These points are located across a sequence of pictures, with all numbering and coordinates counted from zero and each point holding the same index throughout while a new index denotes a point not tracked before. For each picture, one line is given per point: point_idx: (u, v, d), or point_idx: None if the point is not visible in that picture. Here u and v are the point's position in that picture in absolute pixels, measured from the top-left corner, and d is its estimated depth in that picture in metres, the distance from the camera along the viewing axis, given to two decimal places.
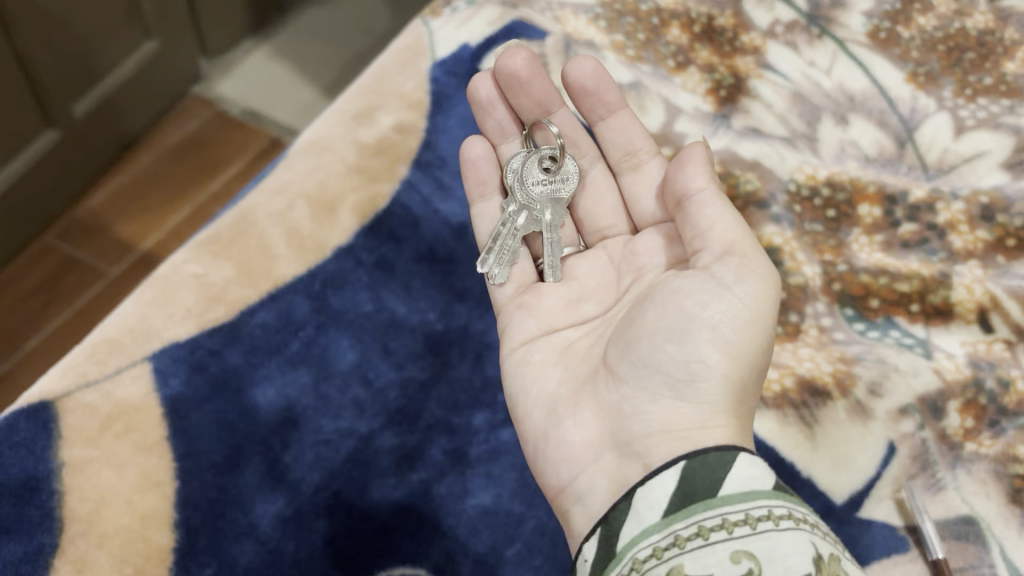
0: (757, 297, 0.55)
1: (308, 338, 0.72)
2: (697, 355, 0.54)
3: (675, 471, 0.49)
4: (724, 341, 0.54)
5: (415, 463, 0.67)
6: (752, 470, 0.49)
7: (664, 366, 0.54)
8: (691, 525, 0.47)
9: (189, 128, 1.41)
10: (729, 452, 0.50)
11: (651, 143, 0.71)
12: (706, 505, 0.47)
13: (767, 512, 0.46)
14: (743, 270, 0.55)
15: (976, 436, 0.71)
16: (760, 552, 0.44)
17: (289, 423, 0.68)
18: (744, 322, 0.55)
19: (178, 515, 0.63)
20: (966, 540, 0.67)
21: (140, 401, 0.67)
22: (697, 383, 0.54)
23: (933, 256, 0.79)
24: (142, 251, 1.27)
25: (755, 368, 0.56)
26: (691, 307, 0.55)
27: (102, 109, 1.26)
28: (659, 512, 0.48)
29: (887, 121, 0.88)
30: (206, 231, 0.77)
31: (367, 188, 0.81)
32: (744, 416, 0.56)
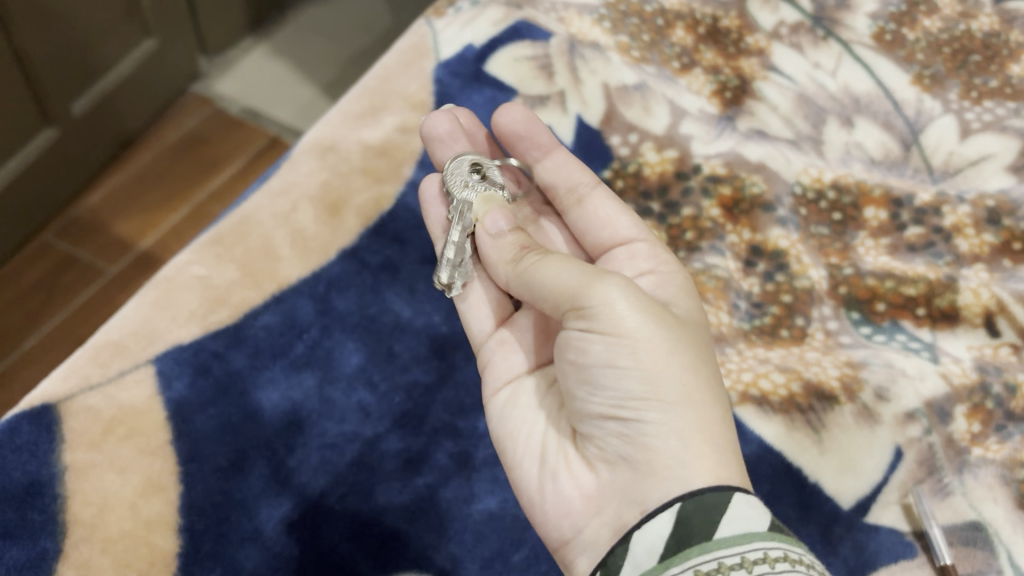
0: (635, 321, 0.51)
1: (313, 340, 0.72)
2: (625, 398, 0.50)
3: (671, 513, 0.46)
4: (642, 370, 0.50)
5: (421, 467, 0.67)
6: (748, 511, 0.46)
7: (608, 420, 0.51)
8: (687, 569, 0.44)
9: (188, 125, 1.41)
10: (724, 493, 0.47)
11: (589, 174, 0.70)
12: (701, 549, 0.44)
13: (762, 555, 0.44)
14: (607, 305, 0.51)
15: (983, 440, 0.71)
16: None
17: (294, 428, 0.67)
18: (640, 344, 0.51)
19: (182, 520, 0.62)
20: (974, 545, 0.66)
21: (143, 404, 0.66)
22: (645, 419, 0.50)
23: (939, 259, 0.79)
24: (141, 251, 1.26)
25: (694, 370, 0.52)
26: (597, 357, 0.51)
27: (100, 108, 1.25)
28: (656, 557, 0.45)
29: (893, 123, 0.88)
30: (210, 232, 0.77)
31: (372, 190, 0.81)
32: (717, 421, 0.51)
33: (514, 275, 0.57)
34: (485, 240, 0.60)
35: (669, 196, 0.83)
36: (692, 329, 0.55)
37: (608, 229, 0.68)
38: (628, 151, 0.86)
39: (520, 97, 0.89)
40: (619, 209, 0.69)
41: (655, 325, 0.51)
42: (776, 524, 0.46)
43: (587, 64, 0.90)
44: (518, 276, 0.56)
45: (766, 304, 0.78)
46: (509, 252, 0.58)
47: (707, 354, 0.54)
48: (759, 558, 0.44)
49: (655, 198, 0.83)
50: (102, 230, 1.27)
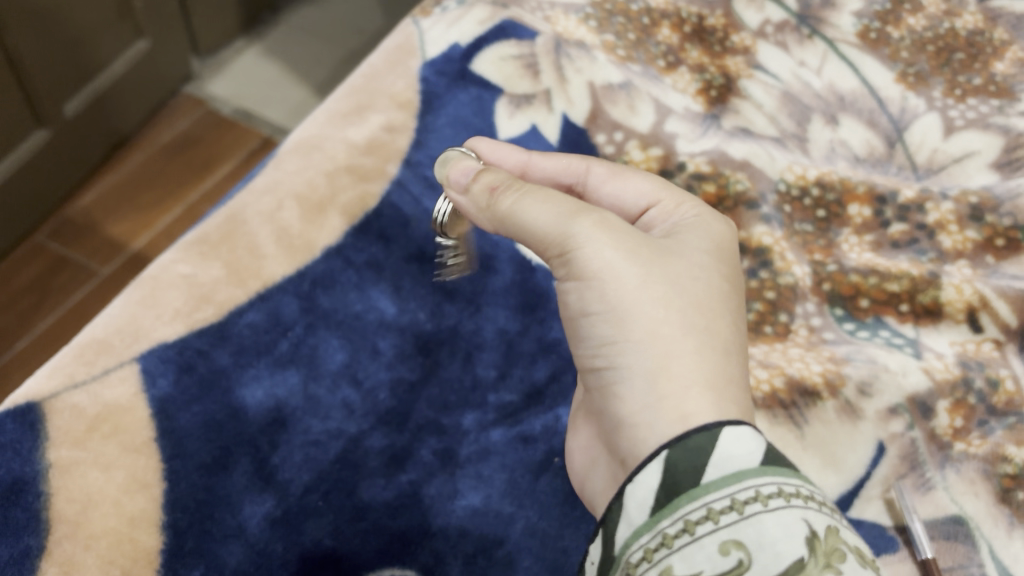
0: (607, 257, 0.52)
1: (297, 338, 0.72)
2: (601, 343, 0.52)
3: (658, 463, 0.45)
4: (613, 313, 0.51)
5: (405, 463, 0.67)
6: (737, 450, 0.44)
7: (595, 368, 0.54)
8: (677, 520, 0.43)
9: (180, 127, 1.41)
10: (710, 432, 0.45)
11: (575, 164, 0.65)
12: (690, 496, 0.43)
13: (753, 495, 0.43)
14: (576, 246, 0.52)
15: (965, 435, 0.71)
16: (746, 539, 0.41)
17: (278, 424, 0.68)
18: (607, 285, 0.52)
19: (166, 517, 0.62)
20: (956, 539, 0.67)
21: (128, 402, 0.66)
22: (618, 363, 0.51)
23: (922, 255, 0.79)
24: (132, 251, 1.27)
25: (666, 302, 0.51)
26: (580, 306, 0.54)
27: (94, 108, 1.25)
28: (647, 511, 0.44)
29: (878, 121, 0.88)
30: (195, 231, 0.77)
31: (357, 188, 0.81)
32: (690, 353, 0.49)
33: (490, 220, 0.56)
34: (459, 199, 0.59)
35: None
36: (677, 258, 0.53)
37: (620, 212, 0.64)
38: (614, 149, 0.87)
39: (506, 96, 0.89)
40: (620, 181, 0.63)
41: (626, 260, 0.52)
42: (772, 457, 0.45)
43: (572, 63, 0.90)
44: (493, 220, 0.56)
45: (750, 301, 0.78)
46: (480, 197, 0.56)
47: (693, 283, 0.52)
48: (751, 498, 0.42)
49: None
50: (95, 232, 1.28)
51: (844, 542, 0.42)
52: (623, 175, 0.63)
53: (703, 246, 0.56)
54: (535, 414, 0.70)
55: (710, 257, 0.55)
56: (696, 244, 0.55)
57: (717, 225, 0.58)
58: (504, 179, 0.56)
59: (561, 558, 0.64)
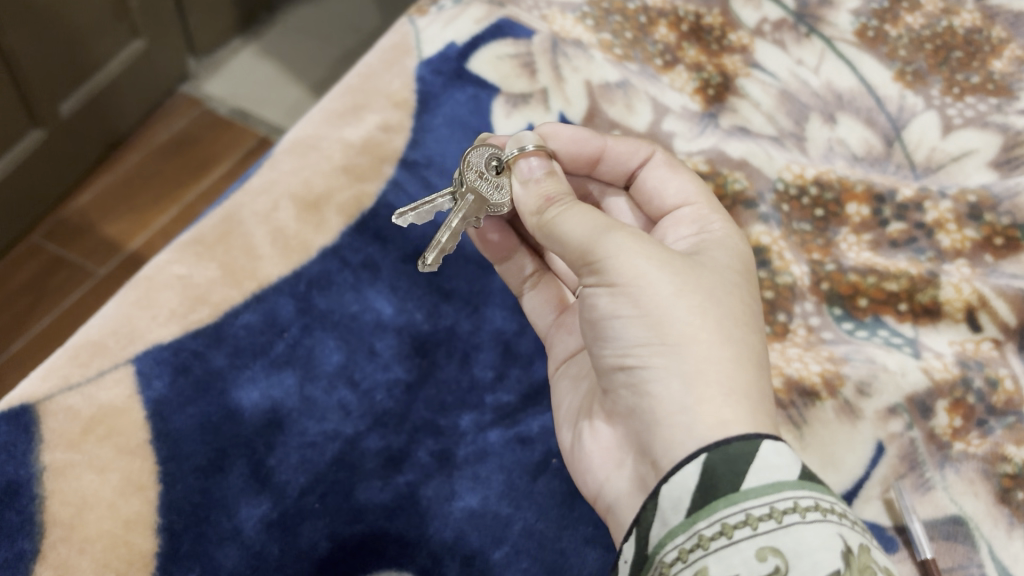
0: (639, 265, 0.51)
1: (294, 339, 0.72)
2: (628, 345, 0.51)
3: (697, 464, 0.45)
4: (644, 316, 0.50)
5: (402, 465, 0.67)
6: (777, 460, 0.45)
7: (618, 371, 0.52)
8: (715, 523, 0.43)
9: (175, 128, 1.40)
10: (753, 441, 0.46)
11: (641, 152, 0.65)
12: (729, 500, 0.44)
13: (793, 505, 0.43)
14: (609, 254, 0.51)
15: (964, 435, 0.71)
16: (785, 547, 0.41)
17: (274, 426, 0.67)
18: (643, 290, 0.50)
19: (162, 519, 0.62)
20: (955, 540, 0.67)
21: (123, 404, 0.66)
22: (648, 366, 0.50)
23: (921, 254, 0.79)
24: (129, 252, 1.26)
25: (702, 310, 0.50)
26: (606, 309, 0.52)
27: (89, 108, 1.25)
28: (683, 512, 0.45)
29: (876, 119, 0.88)
30: (191, 231, 0.76)
31: (354, 188, 0.81)
32: (726, 361, 0.49)
33: (536, 227, 0.57)
34: (517, 190, 0.60)
35: None
36: (709, 271, 0.53)
37: (657, 199, 0.65)
38: None
39: (503, 95, 0.89)
40: (671, 173, 0.64)
41: (659, 269, 0.51)
42: (807, 472, 0.45)
43: (570, 61, 0.90)
44: (540, 232, 0.57)
45: None
46: (534, 204, 0.57)
47: (725, 294, 0.52)
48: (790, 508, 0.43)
49: None
50: (92, 233, 1.27)
51: (875, 562, 0.43)
52: (677, 169, 0.64)
53: (731, 262, 0.56)
54: (533, 415, 0.70)
55: (739, 274, 0.55)
56: (726, 260, 0.56)
57: (741, 244, 0.58)
58: (562, 191, 0.57)
59: (560, 559, 0.63)
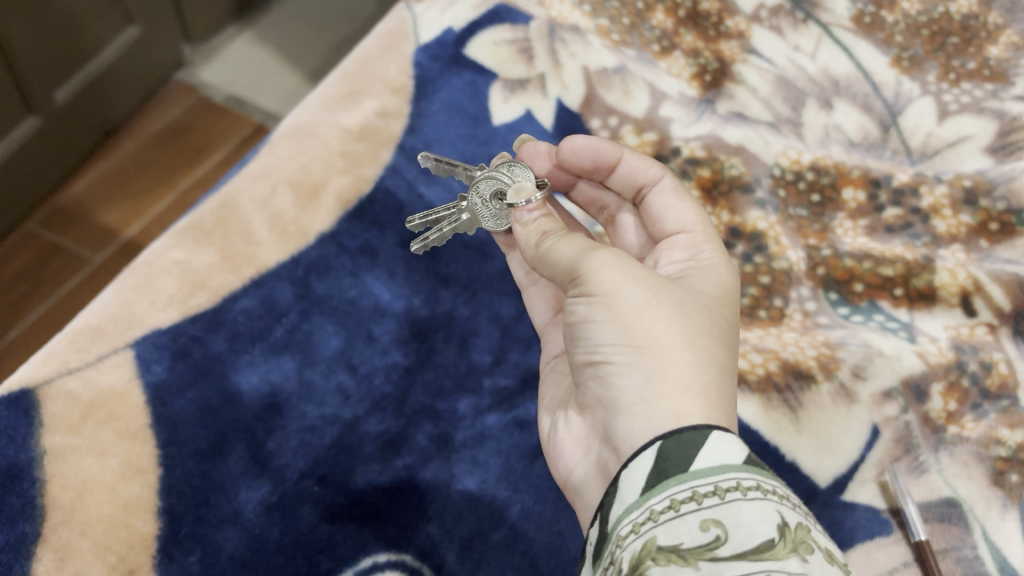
0: (617, 278, 0.52)
1: (292, 324, 0.72)
2: (597, 345, 0.52)
3: (652, 450, 0.46)
4: (614, 321, 0.51)
5: (401, 448, 0.67)
6: (726, 445, 0.45)
7: (587, 367, 0.53)
8: (664, 498, 0.44)
9: (173, 114, 1.40)
10: (702, 431, 0.46)
11: (652, 175, 0.65)
12: (677, 479, 0.44)
13: (734, 484, 0.43)
14: (590, 269, 0.52)
15: (959, 418, 0.72)
16: (726, 519, 0.42)
17: (272, 410, 0.67)
18: (616, 300, 0.51)
19: (161, 503, 0.61)
20: (949, 522, 0.68)
21: (122, 388, 0.66)
22: (614, 362, 0.51)
23: (916, 240, 0.80)
24: (125, 239, 1.27)
25: (670, 320, 0.51)
26: (580, 316, 0.53)
27: (83, 95, 1.24)
28: (637, 489, 0.45)
29: (872, 105, 0.88)
30: (189, 217, 0.76)
31: (351, 173, 0.81)
32: (689, 364, 0.50)
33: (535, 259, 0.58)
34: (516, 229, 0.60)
35: None
36: (684, 290, 0.54)
37: (659, 224, 0.64)
38: (608, 134, 0.87)
39: (500, 81, 0.89)
40: (675, 200, 0.63)
41: (635, 282, 0.52)
42: (753, 458, 0.46)
43: (567, 47, 0.90)
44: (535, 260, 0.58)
45: (744, 285, 0.79)
46: (530, 236, 0.59)
47: (698, 311, 0.53)
48: (732, 485, 0.43)
49: None
50: (88, 219, 1.27)
51: (815, 540, 0.42)
52: (683, 196, 0.64)
53: (711, 287, 0.56)
54: (531, 399, 0.71)
55: (717, 297, 0.55)
56: (705, 286, 0.56)
57: (728, 276, 0.58)
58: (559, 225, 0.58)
59: (558, 542, 0.64)
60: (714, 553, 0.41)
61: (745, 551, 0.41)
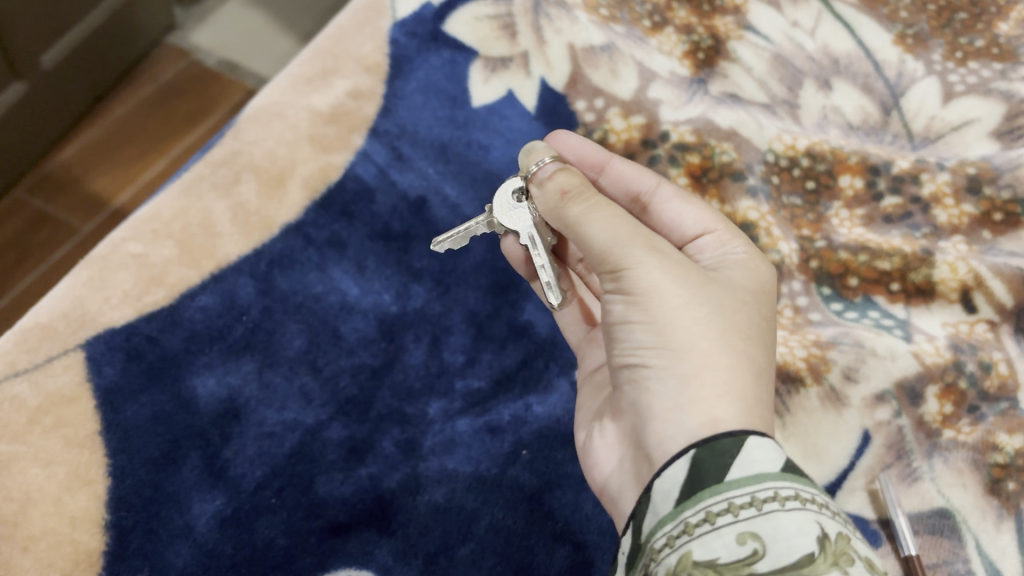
0: (655, 276, 0.49)
1: (253, 323, 0.68)
2: (635, 347, 0.49)
3: (685, 459, 0.43)
4: (651, 322, 0.48)
5: (365, 456, 0.64)
6: (761, 454, 0.42)
7: (625, 371, 0.50)
8: (699, 511, 0.41)
9: (162, 78, 1.26)
10: (739, 438, 0.43)
11: (651, 180, 0.62)
12: (713, 489, 0.41)
13: (772, 494, 0.40)
14: (628, 264, 0.49)
15: (955, 422, 0.68)
16: (764, 531, 0.39)
17: (230, 416, 0.64)
18: (653, 300, 0.48)
19: (109, 516, 0.58)
20: (941, 534, 0.65)
21: (71, 392, 0.63)
22: (651, 366, 0.48)
23: (915, 231, 0.76)
24: (115, 208, 1.16)
25: (707, 322, 0.48)
26: (619, 317, 0.50)
27: (76, 59, 1.13)
28: (672, 502, 0.42)
29: (873, 85, 0.84)
30: (148, 206, 0.72)
31: (319, 159, 0.77)
32: (727, 368, 0.47)
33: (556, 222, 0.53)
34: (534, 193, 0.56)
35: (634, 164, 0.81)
36: (722, 288, 0.51)
37: (676, 230, 0.60)
38: (594, 116, 0.83)
39: (481, 59, 0.85)
40: (686, 204, 0.60)
41: (673, 281, 0.49)
42: (791, 466, 0.43)
43: (552, 23, 0.85)
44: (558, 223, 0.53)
45: None
46: (551, 198, 0.53)
47: (736, 312, 0.50)
48: (769, 495, 0.40)
49: None
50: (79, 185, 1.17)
51: (856, 550, 0.39)
52: (692, 199, 0.61)
53: (748, 288, 0.52)
54: (504, 403, 0.67)
55: (754, 295, 0.52)
56: (743, 284, 0.52)
57: (766, 272, 0.55)
58: (579, 183, 0.53)
59: (528, 557, 0.61)
60: (751, 569, 0.38)
61: (785, 566, 0.38)
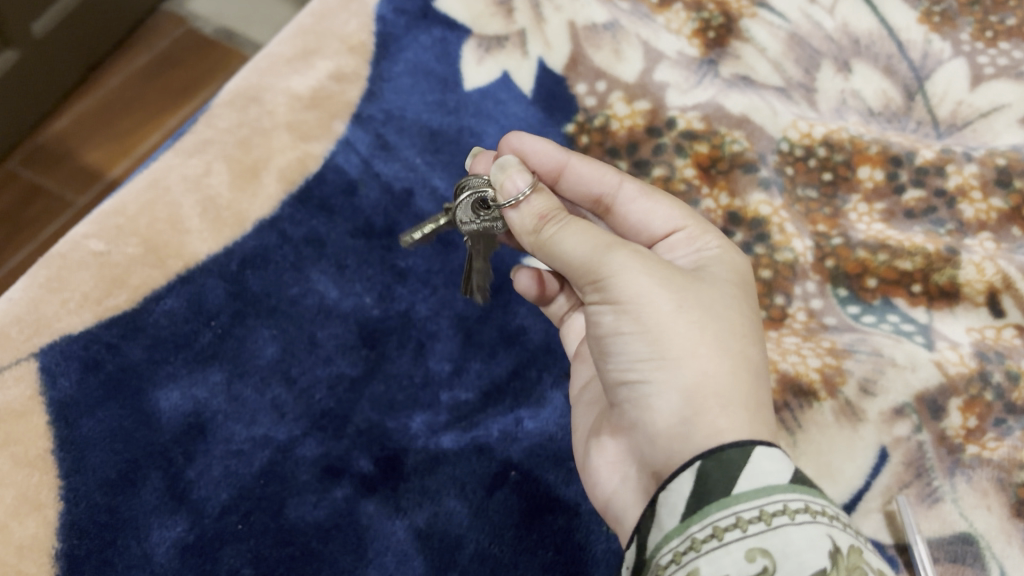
0: (643, 283, 0.42)
1: (222, 329, 0.63)
2: (629, 361, 0.43)
3: (690, 471, 0.38)
4: (645, 332, 0.42)
5: (341, 476, 0.59)
6: (769, 465, 0.38)
7: (620, 387, 0.44)
8: (706, 525, 0.36)
9: (159, 46, 1.07)
10: (747, 447, 0.38)
11: (611, 178, 0.54)
12: (721, 504, 0.36)
13: (782, 507, 0.36)
14: (611, 272, 0.43)
15: (979, 437, 0.62)
16: (774, 547, 0.34)
17: (195, 433, 0.59)
18: (644, 309, 0.42)
19: (61, 544, 0.54)
20: (963, 563, 0.58)
21: (23, 406, 0.58)
22: (649, 380, 0.42)
23: (940, 227, 0.70)
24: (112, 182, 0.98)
25: (703, 325, 0.42)
26: (609, 329, 0.43)
27: (66, 22, 0.96)
28: (678, 516, 0.38)
29: (895, 67, 0.77)
30: (113, 199, 0.67)
31: (298, 148, 0.72)
32: (728, 376, 0.41)
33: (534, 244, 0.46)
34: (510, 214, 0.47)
35: (639, 153, 0.74)
36: (709, 286, 0.45)
37: (645, 232, 0.53)
38: (595, 101, 0.77)
39: (475, 38, 0.79)
40: (653, 201, 0.53)
41: (661, 284, 0.43)
42: (800, 477, 0.38)
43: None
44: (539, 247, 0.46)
45: None
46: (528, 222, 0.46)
47: (728, 310, 0.44)
48: (779, 509, 0.36)
49: (625, 156, 0.75)
50: (69, 160, 0.98)
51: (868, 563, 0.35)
52: (657, 194, 0.53)
53: (732, 281, 0.47)
54: (493, 417, 0.62)
55: (739, 289, 0.47)
56: (727, 278, 0.47)
57: (743, 262, 0.49)
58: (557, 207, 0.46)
59: None
60: None
61: None
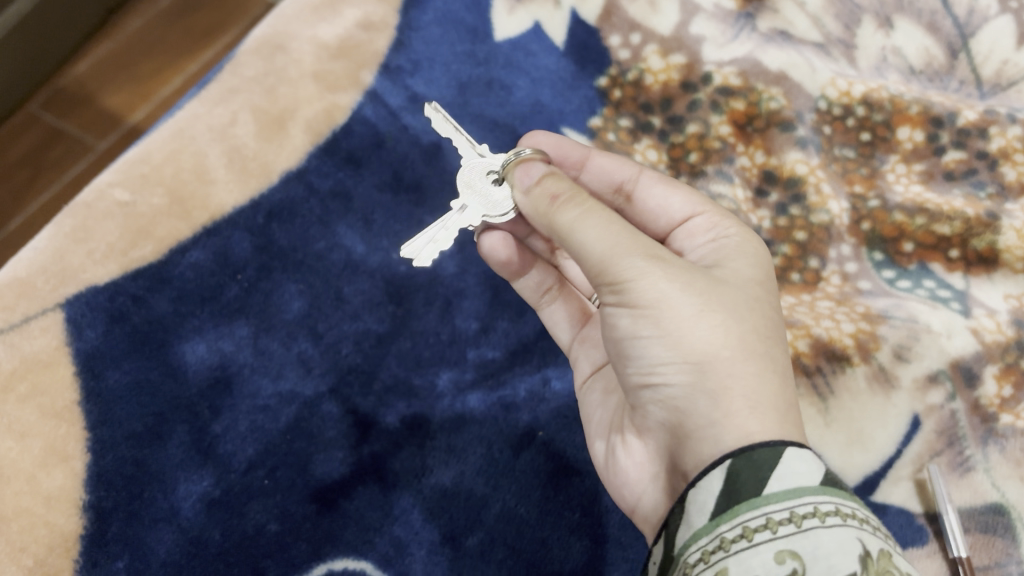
0: (662, 287, 0.41)
1: (248, 282, 0.63)
2: (651, 366, 0.41)
3: (720, 470, 0.37)
4: (666, 337, 0.40)
5: (369, 433, 0.59)
6: (800, 466, 0.36)
7: (643, 391, 0.43)
8: (736, 525, 0.35)
9: None
10: (776, 448, 0.37)
11: (631, 169, 0.55)
12: (750, 504, 0.35)
13: (812, 508, 0.34)
14: (629, 276, 0.41)
15: (1013, 407, 0.60)
16: (803, 548, 0.33)
17: (221, 387, 0.59)
18: (664, 314, 0.40)
19: (88, 496, 0.55)
20: (993, 533, 0.57)
21: (49, 356, 0.58)
22: (673, 385, 0.41)
23: (980, 190, 0.67)
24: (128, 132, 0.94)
25: (725, 328, 0.41)
26: (628, 332, 0.42)
27: None
28: (707, 514, 0.36)
29: (939, 24, 0.71)
30: (138, 148, 0.66)
31: (324, 100, 0.70)
32: (754, 378, 0.40)
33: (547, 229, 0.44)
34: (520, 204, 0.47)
35: (673, 109, 0.72)
36: (731, 285, 0.43)
37: (664, 217, 0.53)
38: (629, 54, 0.74)
39: None
40: (671, 189, 0.53)
41: (681, 287, 0.41)
42: (832, 478, 0.37)
43: None
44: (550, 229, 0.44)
45: (776, 242, 0.67)
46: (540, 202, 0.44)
47: (751, 311, 0.42)
48: (809, 510, 0.34)
49: (658, 112, 0.73)
50: (87, 106, 0.95)
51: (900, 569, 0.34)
52: (675, 183, 0.53)
53: (757, 278, 0.45)
54: (520, 376, 0.61)
55: (763, 286, 0.45)
56: (749, 272, 0.45)
57: (764, 252, 0.48)
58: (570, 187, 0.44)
59: (537, 551, 0.55)
60: None
61: None
